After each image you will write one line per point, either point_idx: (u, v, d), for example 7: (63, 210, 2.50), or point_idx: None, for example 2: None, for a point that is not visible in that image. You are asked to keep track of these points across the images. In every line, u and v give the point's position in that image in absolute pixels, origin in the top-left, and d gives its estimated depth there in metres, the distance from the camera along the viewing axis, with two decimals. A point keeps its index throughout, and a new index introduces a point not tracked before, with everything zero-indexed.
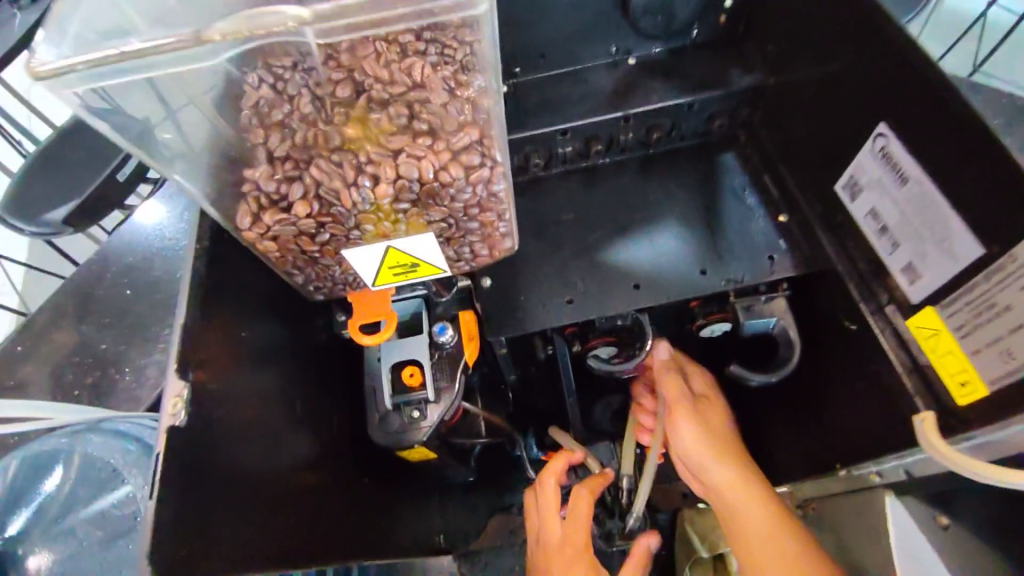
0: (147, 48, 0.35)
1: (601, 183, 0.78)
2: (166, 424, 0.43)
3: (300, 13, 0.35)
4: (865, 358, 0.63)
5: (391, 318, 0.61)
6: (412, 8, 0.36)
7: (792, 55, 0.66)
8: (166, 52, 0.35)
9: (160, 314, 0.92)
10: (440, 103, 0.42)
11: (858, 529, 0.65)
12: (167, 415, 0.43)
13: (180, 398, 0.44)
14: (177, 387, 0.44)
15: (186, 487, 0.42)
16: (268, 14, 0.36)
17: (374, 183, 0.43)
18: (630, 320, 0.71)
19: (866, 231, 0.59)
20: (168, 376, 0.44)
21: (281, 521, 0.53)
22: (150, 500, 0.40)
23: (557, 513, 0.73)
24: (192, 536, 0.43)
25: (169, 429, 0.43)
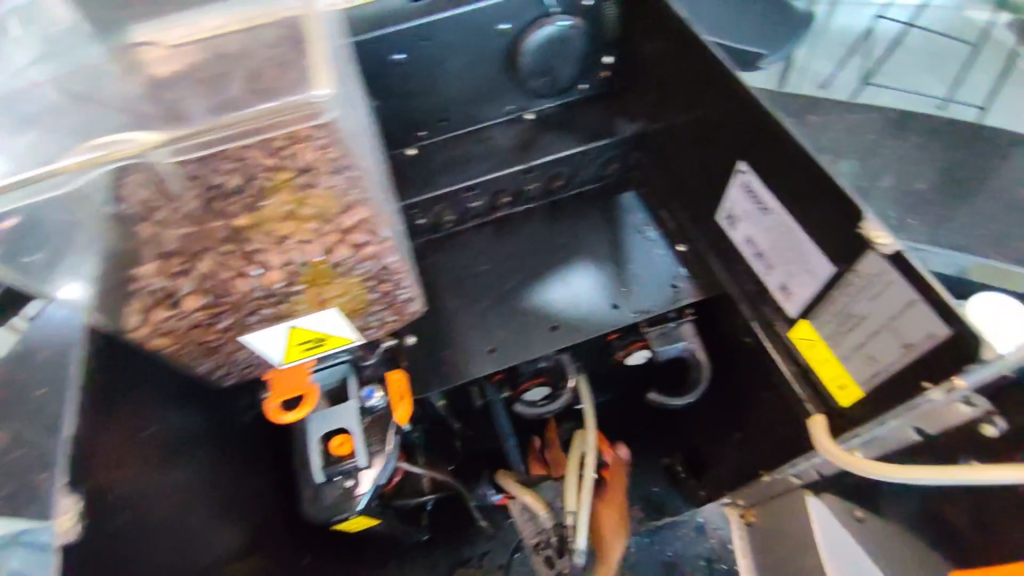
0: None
1: (515, 231, 0.82)
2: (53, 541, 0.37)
3: (146, 139, 0.40)
4: (763, 372, 0.68)
5: (311, 392, 0.62)
6: (255, 123, 0.40)
7: (665, 103, 0.72)
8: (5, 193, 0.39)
9: None
10: (327, 186, 0.45)
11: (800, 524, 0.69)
12: (57, 535, 0.37)
13: (73, 512, 0.38)
14: (68, 502, 0.38)
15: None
16: (113, 142, 0.40)
17: (263, 270, 0.45)
18: (552, 360, 0.74)
19: (746, 256, 0.65)
20: (58, 481, 0.38)
21: None
22: None
23: None
24: None
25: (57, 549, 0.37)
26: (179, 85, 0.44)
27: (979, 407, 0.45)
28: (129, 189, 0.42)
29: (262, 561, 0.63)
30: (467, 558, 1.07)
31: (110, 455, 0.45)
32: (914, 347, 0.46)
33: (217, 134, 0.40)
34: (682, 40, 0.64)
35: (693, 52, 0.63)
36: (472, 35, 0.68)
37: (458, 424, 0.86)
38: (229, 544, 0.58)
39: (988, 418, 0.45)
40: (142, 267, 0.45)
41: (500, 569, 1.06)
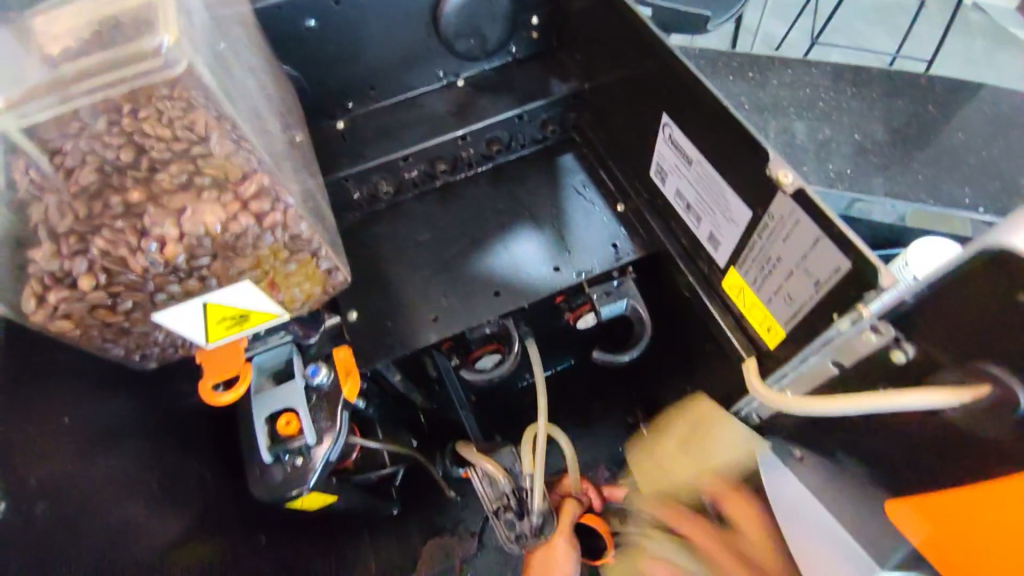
0: None
1: (456, 198, 0.80)
2: None
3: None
4: (701, 322, 0.69)
5: (244, 372, 0.60)
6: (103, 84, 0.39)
7: (594, 60, 0.71)
8: None
9: None
10: (224, 155, 0.43)
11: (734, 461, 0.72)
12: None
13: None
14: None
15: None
16: None
17: (161, 245, 0.43)
18: (497, 325, 0.73)
19: (677, 209, 0.65)
20: None
21: None
22: None
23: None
24: None
25: None
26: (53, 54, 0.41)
27: (885, 334, 0.43)
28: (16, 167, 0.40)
29: (213, 544, 0.63)
30: (442, 528, 1.12)
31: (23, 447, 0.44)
32: (824, 282, 0.47)
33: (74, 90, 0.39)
34: None
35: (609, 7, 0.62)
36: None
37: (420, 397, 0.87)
38: (169, 531, 0.57)
39: (897, 344, 0.43)
40: (31, 250, 0.42)
41: (473, 536, 1.12)
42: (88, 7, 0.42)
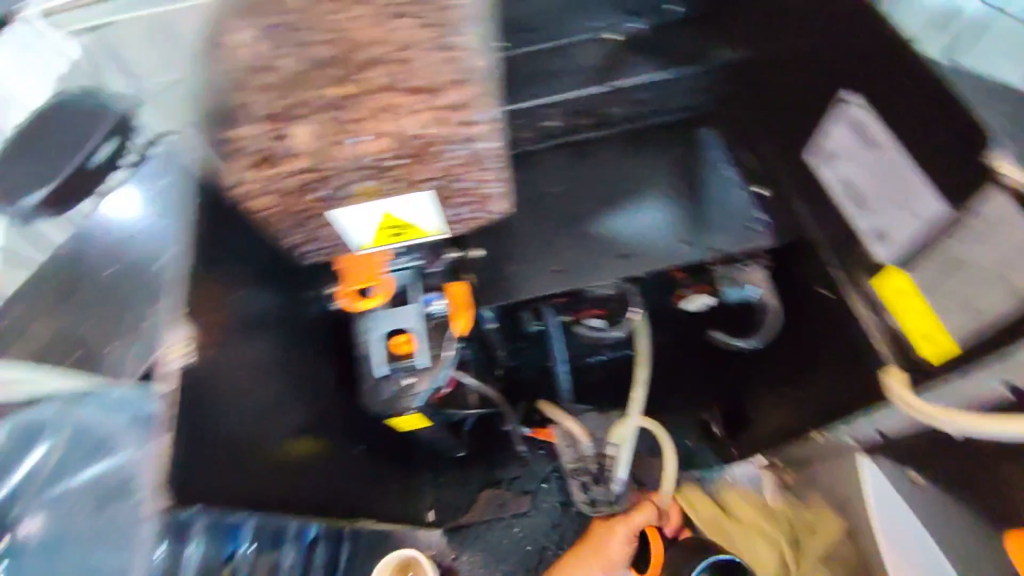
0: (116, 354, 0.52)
1: (590, 156, 0.78)
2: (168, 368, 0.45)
3: None
4: (836, 323, 0.65)
5: (383, 283, 0.68)
6: None
7: (770, 29, 0.66)
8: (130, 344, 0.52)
9: None
10: (428, 63, 0.45)
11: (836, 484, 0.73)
12: (171, 360, 0.45)
13: (185, 344, 0.46)
14: (182, 334, 0.46)
15: (194, 433, 0.45)
16: None
17: (367, 139, 0.44)
18: (615, 289, 0.74)
19: (837, 197, 0.61)
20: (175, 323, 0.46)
21: (253, 476, 0.54)
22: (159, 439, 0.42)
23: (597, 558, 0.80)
24: (190, 485, 0.44)
25: (172, 373, 0.45)
26: None
27: None
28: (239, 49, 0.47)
29: (320, 438, 0.69)
30: (499, 480, 1.14)
31: (212, 309, 0.50)
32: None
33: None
34: None
35: None
36: None
37: (504, 351, 0.88)
38: (287, 422, 0.61)
39: None
40: (239, 129, 0.45)
41: (527, 494, 1.14)
42: None
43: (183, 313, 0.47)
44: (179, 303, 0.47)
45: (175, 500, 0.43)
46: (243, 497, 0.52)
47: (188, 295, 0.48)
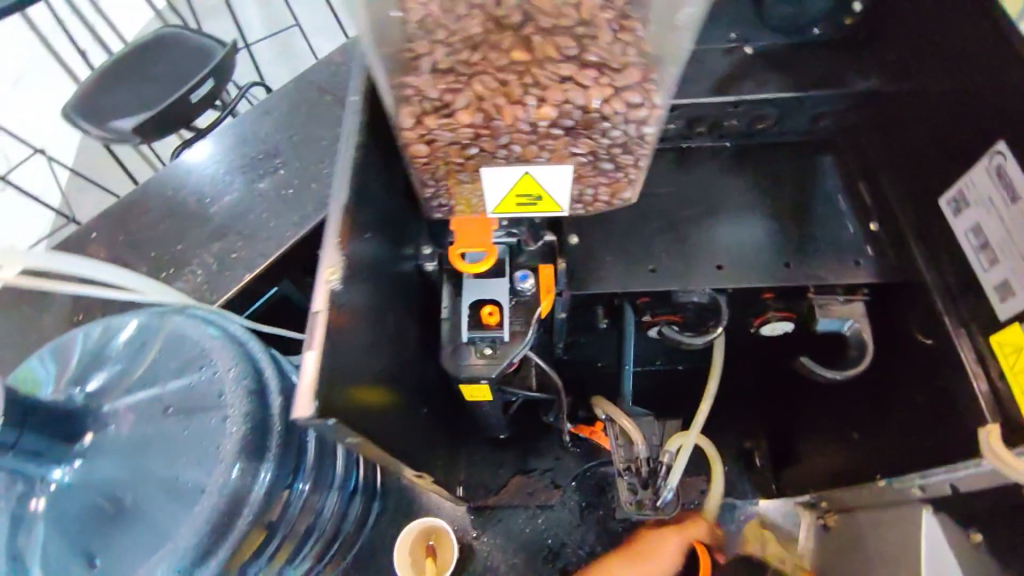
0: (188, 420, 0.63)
1: (696, 165, 0.79)
2: (324, 287, 0.50)
3: None
4: (935, 370, 0.64)
5: (488, 251, 0.71)
6: None
7: (915, 68, 0.65)
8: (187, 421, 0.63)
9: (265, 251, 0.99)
10: (607, 42, 0.45)
11: (880, 536, 0.72)
12: (326, 281, 0.50)
13: (337, 269, 0.51)
14: (335, 258, 0.51)
15: (332, 351, 0.50)
16: None
17: (539, 104, 0.46)
18: (707, 297, 0.72)
19: (963, 245, 0.61)
20: (327, 247, 0.51)
21: (359, 411, 0.58)
22: (309, 351, 0.48)
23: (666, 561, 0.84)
24: (326, 402, 0.49)
25: (326, 291, 0.50)
26: None
27: None
28: (412, 2, 0.44)
29: (402, 387, 0.72)
30: (530, 469, 1.14)
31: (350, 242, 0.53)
32: None
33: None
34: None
35: (977, 18, 0.56)
36: None
37: (562, 345, 0.88)
38: (377, 366, 0.64)
39: None
40: (412, 76, 0.47)
41: (557, 489, 1.13)
42: None
43: (337, 241, 0.51)
44: (331, 228, 0.51)
45: (318, 411, 0.47)
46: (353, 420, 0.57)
47: (343, 226, 0.52)
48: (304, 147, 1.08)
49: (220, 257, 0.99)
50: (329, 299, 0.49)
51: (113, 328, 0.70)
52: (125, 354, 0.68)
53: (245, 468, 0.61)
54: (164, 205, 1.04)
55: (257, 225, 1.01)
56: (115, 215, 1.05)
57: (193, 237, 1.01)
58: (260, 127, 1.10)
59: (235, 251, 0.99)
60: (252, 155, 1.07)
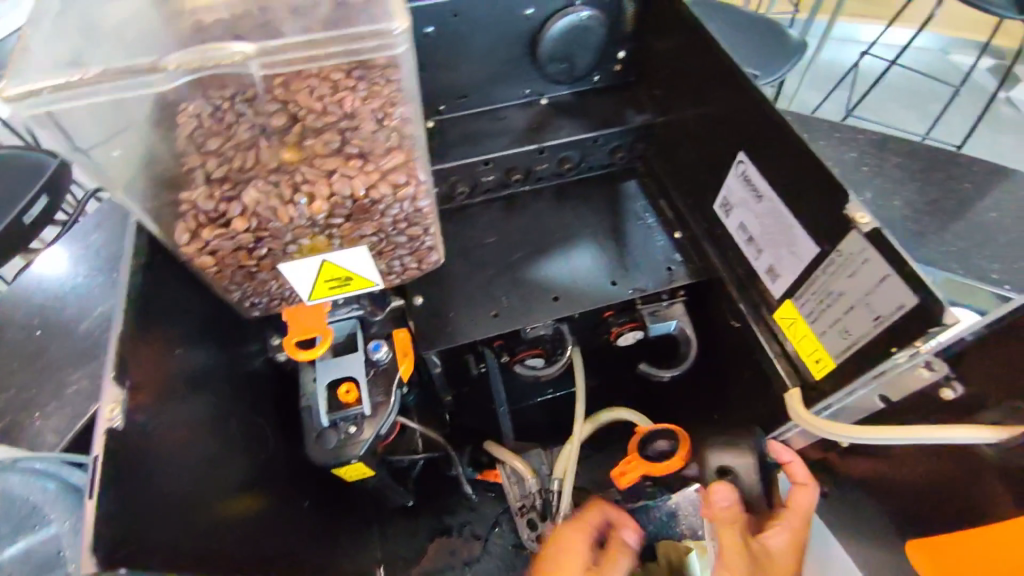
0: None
1: (523, 208, 0.86)
2: (103, 427, 0.45)
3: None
4: (747, 352, 0.72)
5: (324, 334, 0.69)
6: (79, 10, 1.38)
7: (674, 100, 0.77)
8: None
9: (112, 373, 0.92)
10: (369, 131, 0.49)
11: None
12: (104, 418, 0.45)
13: (118, 404, 0.46)
14: (116, 393, 0.46)
15: (123, 496, 0.44)
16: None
17: (310, 200, 0.49)
18: (552, 329, 0.77)
19: (737, 241, 0.70)
20: (105, 383, 0.46)
21: (211, 540, 0.53)
22: (89, 502, 0.41)
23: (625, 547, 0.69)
24: (130, 549, 0.43)
25: (106, 431, 0.44)
26: (229, 32, 0.48)
27: (938, 370, 0.49)
28: (188, 116, 0.46)
29: (262, 498, 0.66)
30: (450, 526, 1.11)
31: (141, 366, 0.50)
32: (886, 317, 0.51)
33: (187, 69, 0.42)
34: (691, 35, 0.70)
35: (707, 57, 0.67)
36: (499, 20, 0.74)
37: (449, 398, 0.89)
38: (233, 476, 0.61)
39: (947, 382, 0.49)
40: (187, 191, 0.48)
41: (478, 539, 1.10)
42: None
43: (114, 372, 0.47)
44: (107, 362, 0.48)
45: (102, 565, 0.40)
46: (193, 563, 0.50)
47: (119, 356, 0.48)
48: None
49: (55, 390, 0.91)
50: (110, 438, 0.44)
51: None
52: None
53: None
54: None
55: (100, 349, 0.94)
56: None
57: (22, 378, 0.92)
58: (95, 243, 1.05)
59: (75, 381, 0.91)
60: (87, 276, 1.01)
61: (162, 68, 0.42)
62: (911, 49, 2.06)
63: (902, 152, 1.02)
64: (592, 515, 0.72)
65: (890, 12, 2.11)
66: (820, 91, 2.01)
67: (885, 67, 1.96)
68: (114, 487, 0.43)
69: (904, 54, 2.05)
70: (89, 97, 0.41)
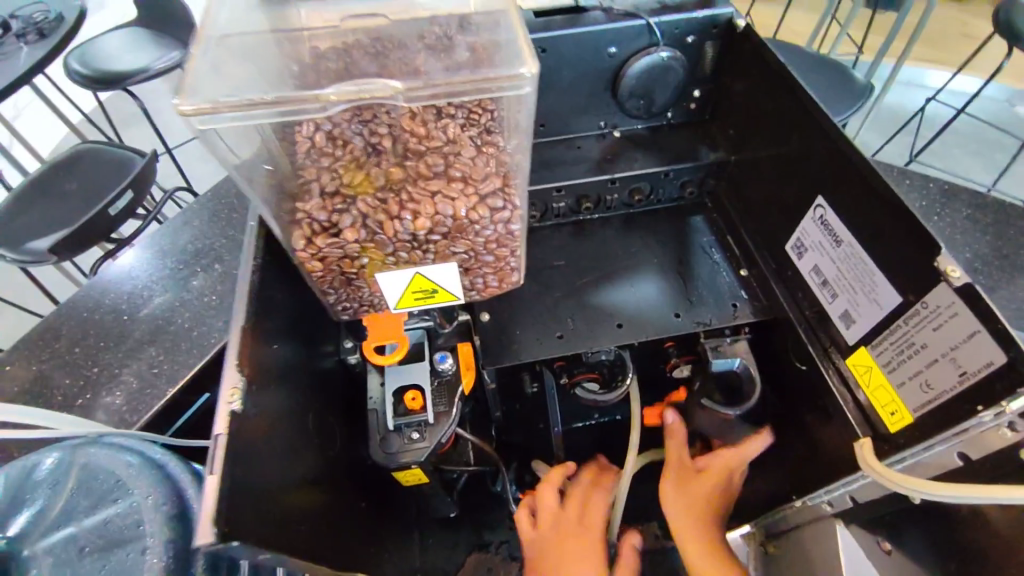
0: (112, 557, 0.60)
1: (589, 234, 0.88)
2: (223, 410, 0.51)
3: None
4: (815, 396, 0.72)
5: (399, 342, 0.75)
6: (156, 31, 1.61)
7: (749, 140, 0.79)
8: (109, 560, 0.59)
9: (190, 359, 0.98)
10: (469, 156, 0.53)
11: (813, 556, 0.69)
12: (224, 402, 0.51)
13: (237, 389, 0.52)
14: (235, 378, 0.53)
15: (236, 474, 0.49)
16: None
17: (414, 217, 0.53)
18: (614, 355, 0.79)
19: (810, 284, 0.71)
20: (227, 369, 0.53)
21: (292, 524, 0.58)
22: (210, 476, 0.47)
23: (679, 449, 0.81)
24: (239, 526, 0.48)
25: (226, 413, 0.51)
26: (353, 62, 0.53)
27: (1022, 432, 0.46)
28: (303, 136, 0.50)
29: (329, 492, 0.70)
30: (488, 543, 1.09)
31: (253, 355, 0.57)
32: (972, 376, 0.51)
33: (345, 100, 0.47)
34: (771, 81, 0.72)
35: (785, 100, 0.69)
36: (588, 56, 0.78)
37: (499, 413, 0.90)
38: (309, 466, 0.65)
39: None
40: (304, 203, 0.53)
41: (515, 561, 1.07)
42: (400, 37, 0.55)
43: (235, 360, 0.54)
44: (229, 353, 0.54)
45: (220, 533, 0.45)
46: (279, 547, 0.54)
47: (240, 344, 0.55)
48: (226, 254, 1.11)
49: (140, 370, 0.97)
50: (230, 419, 0.50)
51: (35, 460, 0.67)
52: (33, 495, 0.64)
53: None
54: (79, 326, 1.03)
55: (181, 336, 1.01)
56: (26, 344, 1.02)
57: (110, 356, 0.99)
58: (181, 239, 1.13)
59: (158, 364, 0.98)
60: (173, 268, 1.09)
61: (324, 99, 0.46)
62: (980, 98, 2.00)
63: (978, 207, 0.99)
64: (672, 425, 0.81)
65: (959, 58, 2.06)
66: (881, 134, 1.97)
67: (951, 113, 1.91)
68: (230, 463, 0.48)
69: (973, 103, 1.99)
70: (246, 119, 0.46)
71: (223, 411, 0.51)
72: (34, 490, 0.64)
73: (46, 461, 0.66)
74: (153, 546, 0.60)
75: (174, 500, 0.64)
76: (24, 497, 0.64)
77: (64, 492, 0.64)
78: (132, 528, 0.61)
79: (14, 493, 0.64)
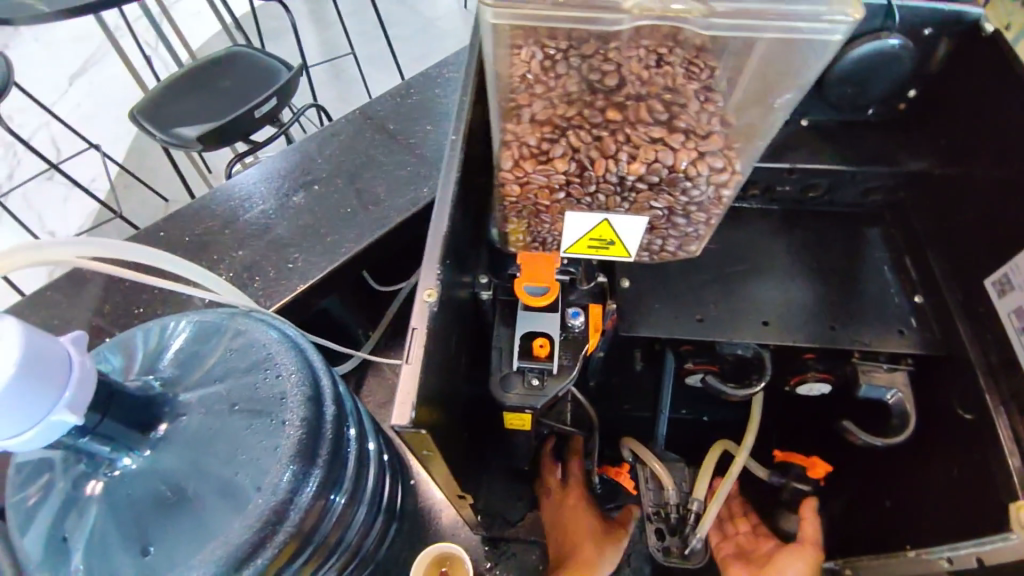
0: (251, 421, 0.64)
1: (749, 224, 0.83)
2: (422, 305, 0.58)
3: None
4: (978, 447, 0.66)
5: (549, 287, 0.75)
6: None
7: (970, 153, 0.72)
8: (250, 424, 0.64)
9: (323, 262, 1.03)
10: (694, 110, 0.51)
11: None
12: (423, 297, 0.58)
13: (434, 289, 0.59)
14: (433, 279, 0.59)
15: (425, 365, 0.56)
16: None
17: (630, 160, 0.52)
18: (753, 351, 0.74)
19: (1008, 327, 0.65)
20: (426, 270, 0.59)
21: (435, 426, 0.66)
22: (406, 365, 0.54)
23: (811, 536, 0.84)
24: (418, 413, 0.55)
25: (423, 308, 0.58)
26: None
27: None
28: (519, 60, 0.49)
29: (456, 408, 0.76)
30: None
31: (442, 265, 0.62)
32: None
33: (653, 15, 0.45)
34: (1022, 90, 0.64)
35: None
36: None
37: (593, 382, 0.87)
38: (444, 381, 0.71)
39: None
40: (514, 124, 0.52)
41: None
42: None
43: (435, 262, 0.60)
44: (427, 255, 0.61)
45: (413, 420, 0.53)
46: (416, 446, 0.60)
47: (438, 251, 0.61)
48: (366, 170, 1.14)
49: (278, 263, 1.04)
50: (426, 317, 0.57)
51: (195, 318, 0.72)
52: (192, 350, 0.70)
53: (298, 470, 0.61)
54: (227, 211, 1.10)
55: (317, 239, 1.06)
56: (179, 217, 1.10)
57: (253, 245, 1.06)
58: (325, 149, 1.17)
59: (295, 260, 1.04)
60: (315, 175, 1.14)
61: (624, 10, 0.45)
62: None
63: None
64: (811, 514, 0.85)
65: None
66: None
67: None
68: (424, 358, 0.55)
69: None
70: (537, 21, 0.46)
71: (420, 304, 0.58)
72: (194, 346, 0.70)
73: (206, 322, 0.72)
74: (289, 420, 0.63)
75: (311, 383, 0.67)
76: (185, 349, 0.70)
77: (217, 354, 0.69)
78: (273, 400, 0.65)
79: (177, 344, 0.70)
